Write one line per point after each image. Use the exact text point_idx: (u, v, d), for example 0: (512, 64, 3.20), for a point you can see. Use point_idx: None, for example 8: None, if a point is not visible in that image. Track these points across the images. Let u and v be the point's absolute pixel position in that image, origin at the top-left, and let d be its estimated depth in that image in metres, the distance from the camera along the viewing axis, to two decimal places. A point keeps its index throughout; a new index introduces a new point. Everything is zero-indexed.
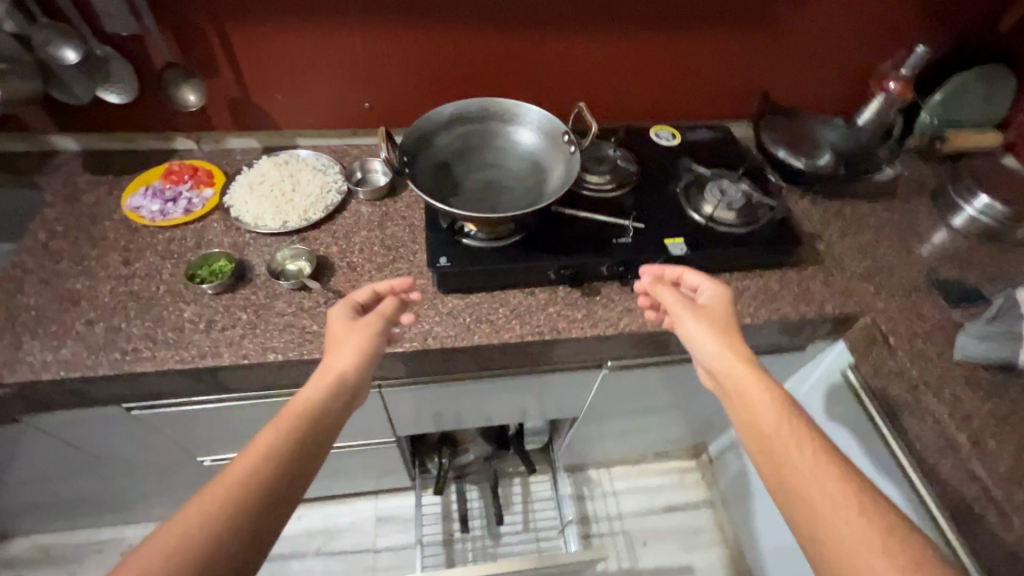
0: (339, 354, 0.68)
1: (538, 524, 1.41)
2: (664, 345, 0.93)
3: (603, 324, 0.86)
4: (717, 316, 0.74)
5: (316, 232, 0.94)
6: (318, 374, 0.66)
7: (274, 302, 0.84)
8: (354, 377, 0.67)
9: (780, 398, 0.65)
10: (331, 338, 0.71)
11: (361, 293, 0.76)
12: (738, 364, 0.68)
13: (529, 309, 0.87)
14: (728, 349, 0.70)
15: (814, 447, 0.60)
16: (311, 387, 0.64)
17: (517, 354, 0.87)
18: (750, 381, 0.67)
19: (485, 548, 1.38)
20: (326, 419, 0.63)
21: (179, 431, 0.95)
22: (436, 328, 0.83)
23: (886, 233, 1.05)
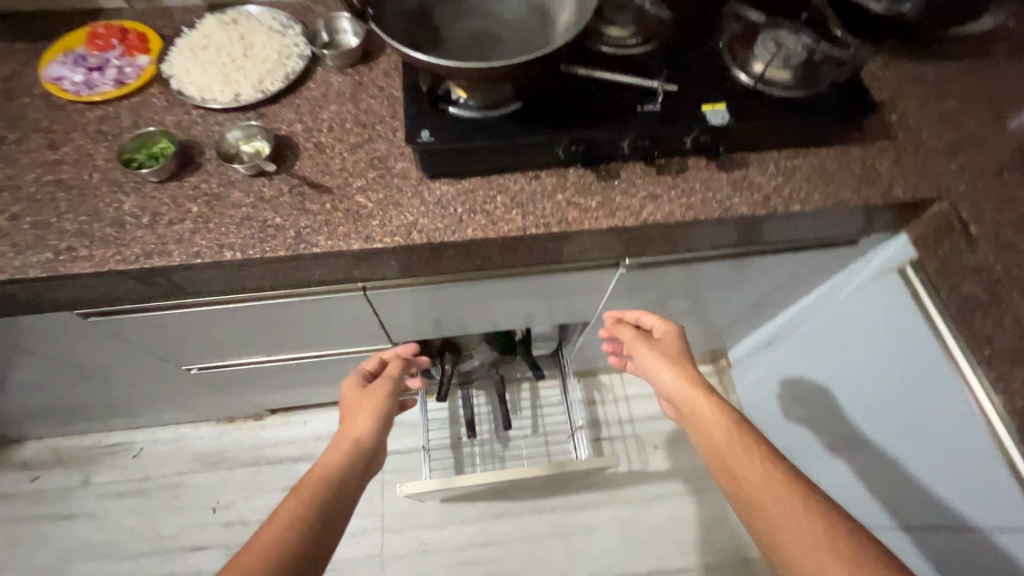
0: (356, 419, 0.79)
1: (547, 428, 1.38)
2: (692, 242, 0.79)
3: (621, 215, 0.71)
4: (677, 355, 0.79)
5: (276, 106, 0.78)
6: (338, 440, 0.75)
7: (229, 191, 0.71)
8: (371, 440, 0.76)
9: (729, 415, 0.71)
10: (348, 408, 0.81)
11: (370, 363, 0.90)
12: (690, 388, 0.74)
13: (534, 197, 0.72)
14: (687, 379, 0.75)
15: (760, 450, 0.66)
16: (331, 452, 0.72)
17: (520, 251, 0.74)
18: (706, 405, 0.72)
19: (494, 451, 1.36)
20: (348, 484, 0.68)
21: (153, 338, 0.88)
22: (421, 220, 0.70)
23: (977, 98, 0.85)
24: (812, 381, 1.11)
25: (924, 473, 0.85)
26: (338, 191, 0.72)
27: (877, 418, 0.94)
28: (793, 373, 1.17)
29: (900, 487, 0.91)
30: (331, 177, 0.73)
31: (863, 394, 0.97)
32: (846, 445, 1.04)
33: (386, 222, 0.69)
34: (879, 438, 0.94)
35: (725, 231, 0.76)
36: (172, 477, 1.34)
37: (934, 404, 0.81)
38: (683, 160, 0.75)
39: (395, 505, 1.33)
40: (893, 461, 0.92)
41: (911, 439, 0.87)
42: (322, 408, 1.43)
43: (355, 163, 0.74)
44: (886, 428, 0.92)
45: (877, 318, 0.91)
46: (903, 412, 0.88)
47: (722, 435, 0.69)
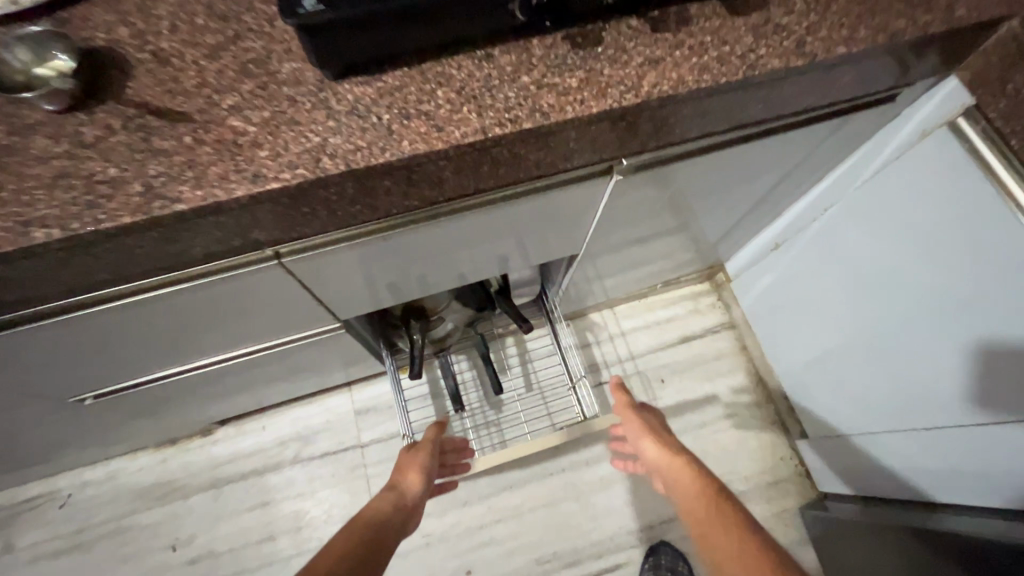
0: (411, 473, 0.80)
1: (543, 383, 1.22)
2: (705, 122, 0.59)
3: (614, 92, 0.51)
4: (656, 423, 0.89)
5: (85, 7, 0.52)
6: (392, 488, 0.78)
7: (29, 141, 0.46)
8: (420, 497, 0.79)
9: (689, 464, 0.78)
10: (398, 464, 0.83)
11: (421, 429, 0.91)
12: (662, 447, 0.83)
13: (489, 86, 0.50)
14: (662, 441, 0.84)
15: (712, 492, 0.72)
16: (381, 498, 0.75)
17: (482, 168, 0.53)
18: (679, 459, 0.79)
19: (487, 419, 1.20)
20: (392, 533, 0.69)
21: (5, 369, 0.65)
22: (333, 140, 0.48)
23: None
24: (828, 278, 0.98)
25: (983, 368, 0.75)
26: (199, 117, 0.48)
27: (916, 310, 0.82)
28: (804, 272, 1.04)
29: (948, 385, 0.81)
30: (184, 99, 0.49)
31: (896, 285, 0.84)
32: (873, 346, 0.93)
33: (280, 151, 0.47)
34: (919, 333, 0.83)
35: (748, 100, 0.57)
36: (114, 522, 1.13)
37: (1001, 290, 0.68)
38: (682, 8, 0.55)
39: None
40: (938, 359, 0.81)
41: (968, 329, 0.75)
42: (282, 408, 1.22)
43: (220, 73, 0.50)
44: (930, 322, 0.80)
45: (917, 192, 0.75)
46: (956, 302, 0.75)
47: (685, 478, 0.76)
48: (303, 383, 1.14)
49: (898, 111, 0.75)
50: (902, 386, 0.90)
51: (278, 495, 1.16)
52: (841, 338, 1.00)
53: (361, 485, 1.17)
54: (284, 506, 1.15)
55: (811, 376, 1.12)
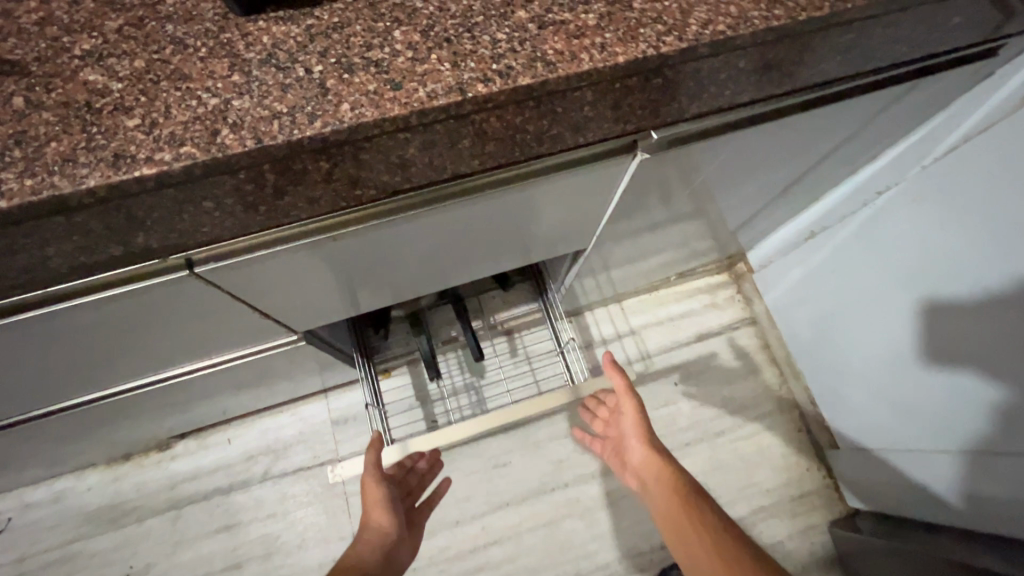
0: (377, 511, 0.69)
1: (531, 350, 1.10)
2: (765, 78, 0.43)
3: (648, 31, 0.36)
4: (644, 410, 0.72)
5: None
6: (361, 535, 0.67)
7: None
8: (393, 535, 0.68)
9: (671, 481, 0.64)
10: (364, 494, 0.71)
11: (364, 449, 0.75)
12: (652, 456, 0.69)
13: (469, 23, 0.35)
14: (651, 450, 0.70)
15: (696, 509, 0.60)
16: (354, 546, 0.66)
17: (460, 142, 0.38)
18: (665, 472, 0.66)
19: (467, 384, 1.09)
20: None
21: None
22: (237, 103, 0.32)
23: None
24: (855, 270, 0.87)
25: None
26: (39, 68, 0.32)
27: (951, 316, 0.71)
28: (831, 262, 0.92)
29: (983, 403, 0.71)
30: (16, 42, 0.33)
31: (958, 286, 0.69)
32: (931, 354, 0.77)
33: (155, 118, 0.31)
34: (950, 341, 0.73)
35: (826, 48, 0.42)
36: (60, 550, 1.00)
37: None
38: None
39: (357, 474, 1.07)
40: (966, 371, 0.72)
41: (1004, 346, 0.65)
42: (248, 420, 1.09)
43: (75, 4, 0.34)
44: (963, 332, 0.70)
45: (1006, 171, 0.61)
46: (997, 313, 0.64)
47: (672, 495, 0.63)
48: (269, 393, 1.00)
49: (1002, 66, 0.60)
50: (919, 394, 0.81)
51: (246, 516, 1.03)
52: (887, 342, 0.85)
53: (339, 505, 1.04)
54: (253, 529, 1.02)
55: (847, 384, 0.98)
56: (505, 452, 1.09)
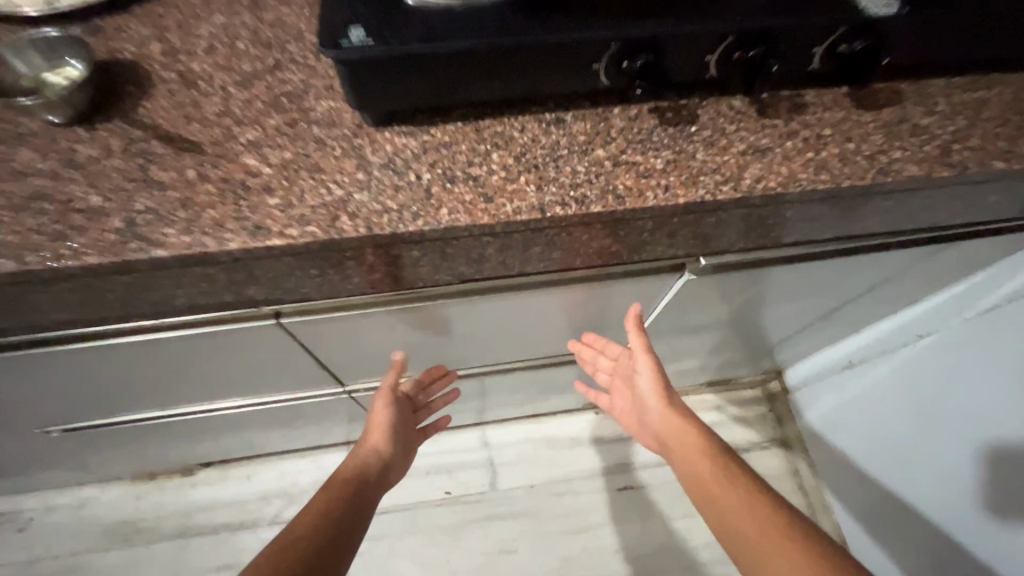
0: (374, 434, 0.63)
1: None
2: (809, 227, 0.48)
3: (707, 181, 0.41)
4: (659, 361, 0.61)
5: (123, 19, 0.47)
6: (356, 452, 0.61)
7: (14, 153, 0.40)
8: (389, 455, 0.63)
9: (700, 436, 0.56)
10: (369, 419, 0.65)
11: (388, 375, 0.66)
12: (672, 413, 0.59)
13: (555, 155, 0.42)
14: (670, 407, 0.60)
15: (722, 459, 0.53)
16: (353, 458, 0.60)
17: (533, 248, 0.43)
18: (694, 435, 0.56)
19: None
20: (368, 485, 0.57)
21: None
22: (357, 196, 0.39)
23: None
24: (873, 393, 0.90)
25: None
26: (211, 149, 0.41)
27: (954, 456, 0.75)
28: (849, 375, 0.96)
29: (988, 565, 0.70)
30: (198, 126, 0.42)
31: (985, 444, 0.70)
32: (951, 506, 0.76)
33: (290, 199, 0.38)
34: (979, 472, 0.71)
35: (867, 209, 0.46)
36: (69, 559, 1.02)
37: None
38: (797, 93, 0.46)
39: None
40: (990, 512, 0.69)
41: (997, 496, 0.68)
42: (270, 458, 1.11)
43: (247, 102, 0.43)
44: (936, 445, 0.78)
45: None
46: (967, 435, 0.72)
47: (699, 452, 0.55)
48: (297, 436, 1.03)
49: None
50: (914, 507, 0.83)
51: (247, 558, 1.03)
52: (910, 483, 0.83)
53: None
54: None
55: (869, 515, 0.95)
56: (513, 538, 1.06)
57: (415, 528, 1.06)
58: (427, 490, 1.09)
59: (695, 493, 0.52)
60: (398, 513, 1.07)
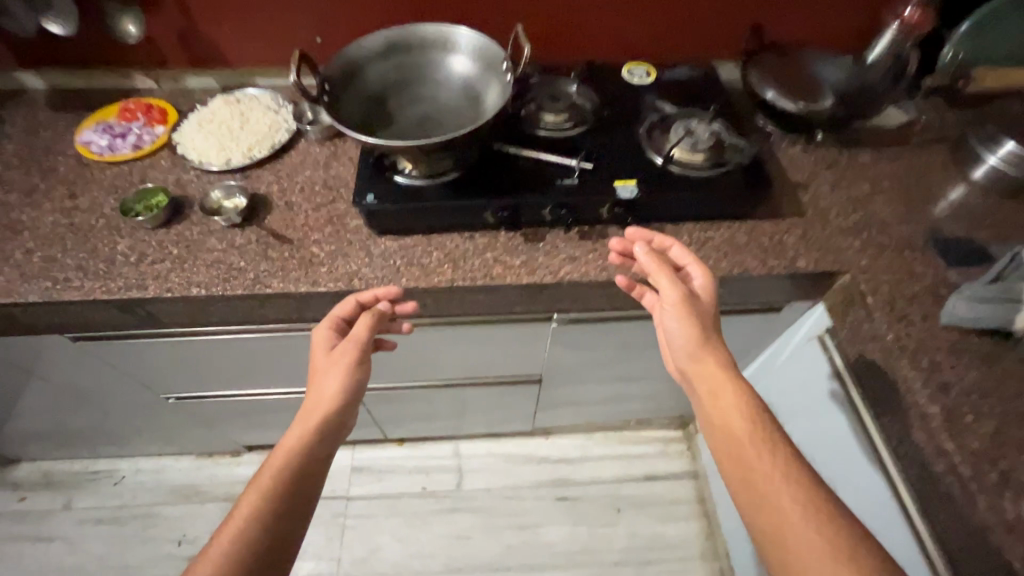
0: (325, 387, 0.67)
1: None
2: (612, 301, 0.85)
3: (541, 272, 0.80)
4: (699, 306, 0.70)
5: (260, 170, 0.92)
6: (306, 412, 0.66)
7: (206, 238, 0.83)
8: (343, 414, 0.67)
9: (736, 383, 0.65)
10: (317, 370, 0.69)
11: (344, 310, 0.73)
12: (705, 353, 0.67)
13: (465, 254, 0.82)
14: (704, 348, 0.68)
15: (749, 410, 0.64)
16: (303, 424, 0.65)
17: (453, 302, 0.82)
18: (728, 383, 0.65)
19: None
20: (311, 464, 0.62)
21: (125, 365, 0.98)
22: (364, 269, 0.80)
23: (886, 186, 0.92)
24: None
25: None
26: (298, 242, 0.83)
27: None
28: None
29: None
30: (292, 229, 0.84)
31: None
32: None
33: (332, 269, 0.79)
34: None
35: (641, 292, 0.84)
36: (146, 508, 1.39)
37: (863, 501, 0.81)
38: (604, 227, 0.84)
39: (365, 446, 1.49)
40: None
41: None
42: None
43: (316, 219, 0.85)
44: None
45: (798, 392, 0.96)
46: None
47: (733, 398, 0.64)
48: None
49: (793, 320, 0.98)
50: None
51: None
52: None
53: (336, 532, 1.36)
54: None
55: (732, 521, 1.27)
56: (468, 527, 1.37)
57: (396, 512, 1.39)
58: (409, 483, 1.43)
59: (719, 437, 0.64)
60: (385, 499, 1.41)
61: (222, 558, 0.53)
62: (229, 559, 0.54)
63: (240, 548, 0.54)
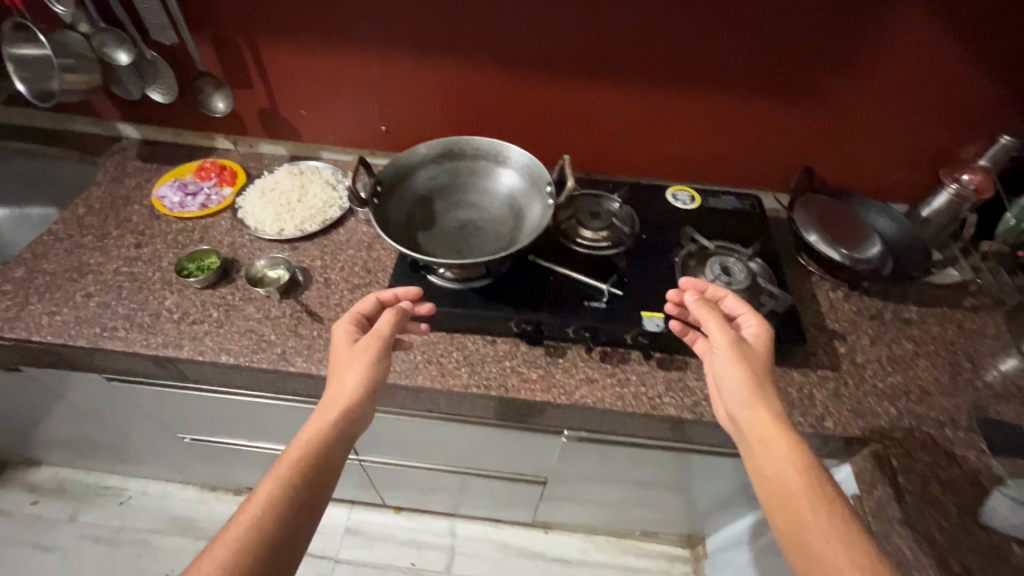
0: (344, 381, 0.65)
1: None
2: (625, 429, 0.83)
3: (556, 391, 0.79)
4: (749, 349, 0.67)
5: (308, 243, 0.97)
6: (323, 405, 0.63)
7: (245, 305, 0.87)
8: (363, 411, 0.65)
9: (790, 435, 0.61)
10: (336, 364, 0.67)
11: (365, 305, 0.72)
12: (757, 401, 0.63)
13: (484, 359, 0.82)
14: (756, 396, 0.64)
15: (804, 464, 0.59)
16: (321, 417, 0.62)
17: (465, 404, 0.82)
18: (783, 435, 0.61)
19: None
20: (327, 462, 0.60)
21: (151, 404, 1.03)
22: None
23: (931, 349, 0.88)
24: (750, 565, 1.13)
25: None
26: (327, 322, 0.86)
27: None
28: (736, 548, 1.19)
29: None
30: (325, 308, 0.88)
31: None
32: None
33: None
34: None
35: (656, 426, 0.81)
36: (144, 533, 1.41)
37: None
38: (625, 352, 0.84)
39: (362, 507, 1.48)
40: None
41: None
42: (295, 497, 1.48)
43: (350, 300, 0.89)
44: None
45: None
46: None
47: (788, 451, 0.59)
48: None
49: None
50: None
51: None
52: None
53: None
54: None
55: None
56: None
57: None
58: (399, 556, 1.40)
59: (772, 494, 0.59)
60: (373, 569, 1.38)
61: (235, 545, 0.51)
62: (242, 548, 0.51)
63: (256, 537, 0.52)
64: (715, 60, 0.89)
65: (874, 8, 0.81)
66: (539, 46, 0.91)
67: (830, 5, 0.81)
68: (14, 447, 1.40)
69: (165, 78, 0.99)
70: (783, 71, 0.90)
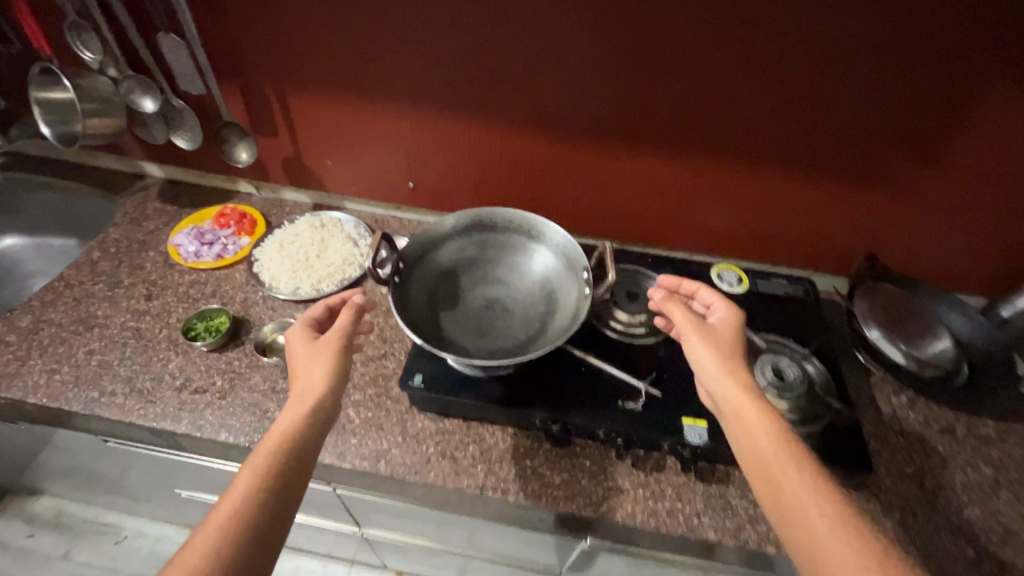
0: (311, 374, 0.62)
1: None
2: (657, 547, 0.73)
3: (581, 502, 0.71)
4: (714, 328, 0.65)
5: None
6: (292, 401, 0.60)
7: (251, 374, 0.81)
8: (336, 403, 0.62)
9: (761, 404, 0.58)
10: (297, 365, 0.63)
11: (317, 309, 0.69)
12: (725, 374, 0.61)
13: (503, 457, 0.74)
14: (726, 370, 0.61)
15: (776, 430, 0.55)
16: (291, 412, 0.58)
17: (479, 505, 0.74)
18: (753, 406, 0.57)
19: None
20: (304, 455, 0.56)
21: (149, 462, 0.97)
22: (393, 450, 0.74)
23: (1013, 476, 0.76)
24: None
25: None
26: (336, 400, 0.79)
27: None
28: None
29: None
30: None
31: None
32: None
33: (362, 443, 0.75)
34: None
35: (693, 549, 0.72)
36: None
37: None
38: (661, 457, 0.75)
39: (363, 568, 1.39)
40: None
41: None
42: (293, 551, 1.40)
43: (363, 375, 0.83)
44: None
45: None
46: None
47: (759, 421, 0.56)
48: (320, 544, 1.32)
49: None
50: None
51: None
52: None
53: None
54: None
55: None
56: None
57: None
58: None
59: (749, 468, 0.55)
60: None
61: (210, 544, 0.46)
62: (221, 543, 0.47)
63: (236, 531, 0.48)
64: (773, 134, 0.82)
65: (964, 93, 0.72)
66: (581, 111, 0.85)
67: (912, 86, 0.73)
68: (15, 477, 1.37)
69: (190, 125, 0.96)
70: (848, 151, 0.82)
